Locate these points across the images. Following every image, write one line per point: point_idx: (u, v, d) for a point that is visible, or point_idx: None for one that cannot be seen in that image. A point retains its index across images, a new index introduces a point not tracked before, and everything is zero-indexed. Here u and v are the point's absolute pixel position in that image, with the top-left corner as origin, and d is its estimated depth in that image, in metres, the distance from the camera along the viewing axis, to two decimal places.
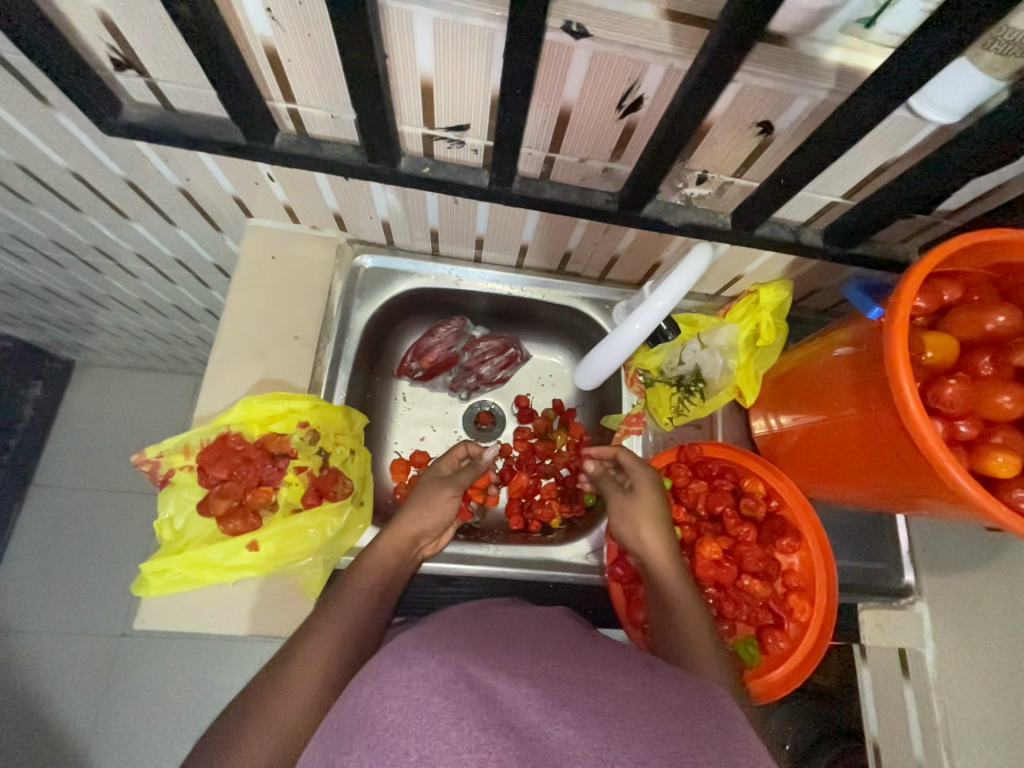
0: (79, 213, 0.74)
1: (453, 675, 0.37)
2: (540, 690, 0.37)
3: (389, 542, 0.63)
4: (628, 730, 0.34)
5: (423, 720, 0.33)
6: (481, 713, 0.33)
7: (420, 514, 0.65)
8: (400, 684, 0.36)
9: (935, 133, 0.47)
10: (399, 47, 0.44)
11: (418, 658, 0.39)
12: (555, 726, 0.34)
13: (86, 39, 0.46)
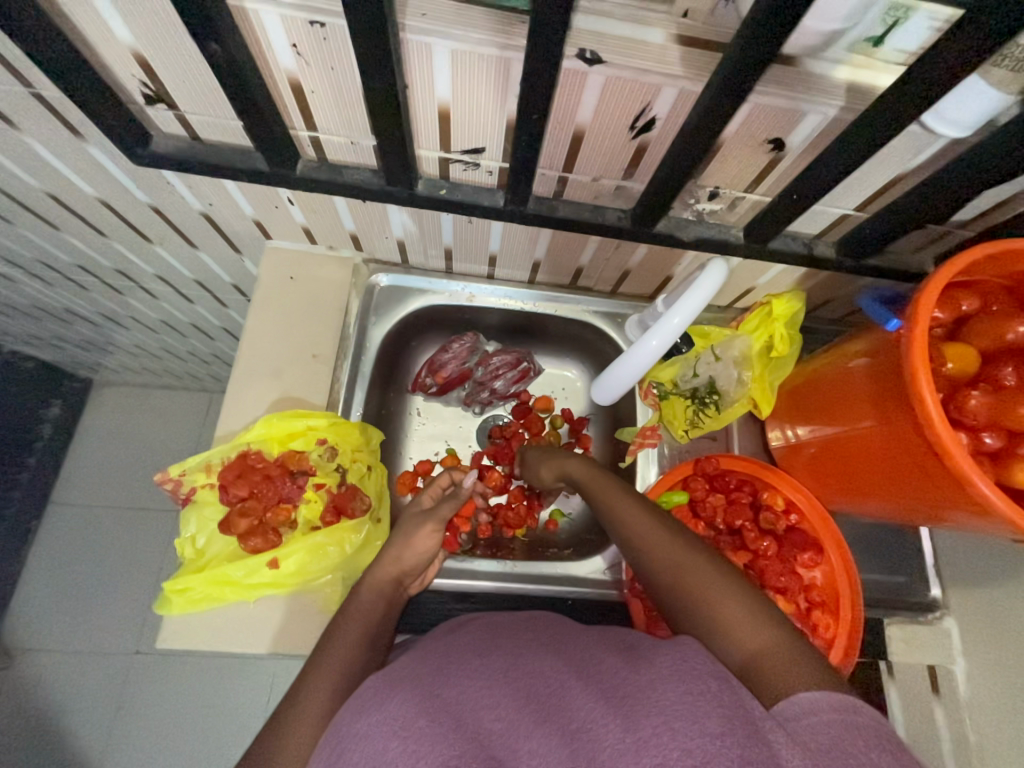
0: (105, 238, 0.76)
1: (421, 708, 0.38)
2: (516, 703, 0.37)
3: (372, 580, 0.60)
4: (611, 732, 0.35)
5: (380, 766, 0.35)
6: (441, 747, 0.35)
7: (400, 552, 0.61)
8: (367, 730, 0.37)
9: (947, 146, 0.48)
10: (418, 77, 0.45)
11: (381, 701, 0.40)
12: (528, 739, 0.34)
13: (119, 76, 0.48)
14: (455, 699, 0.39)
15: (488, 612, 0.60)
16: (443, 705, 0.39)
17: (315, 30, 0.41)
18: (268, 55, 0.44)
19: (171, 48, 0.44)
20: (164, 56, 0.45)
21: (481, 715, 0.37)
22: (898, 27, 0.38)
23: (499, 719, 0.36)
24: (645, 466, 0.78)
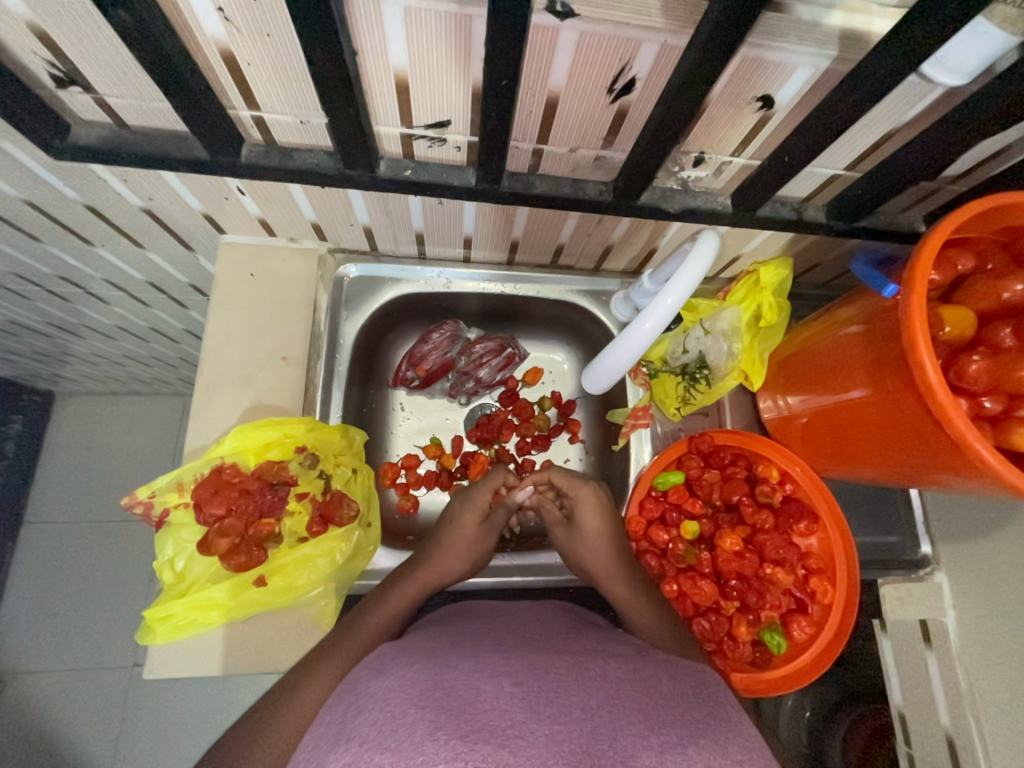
0: (38, 243, 0.69)
1: (430, 683, 0.36)
2: (523, 687, 0.36)
3: (414, 585, 0.59)
4: (615, 723, 0.35)
5: (400, 733, 0.32)
6: (458, 722, 0.33)
7: (450, 557, 0.61)
8: (381, 695, 0.36)
9: (943, 96, 0.45)
10: (368, 42, 0.40)
11: (397, 668, 0.39)
12: (539, 724, 0.33)
13: (19, 56, 0.41)
14: (463, 677, 0.37)
15: (487, 606, 0.59)
16: (455, 681, 0.37)
17: None
18: (191, 23, 0.38)
19: (74, 19, 0.37)
20: (68, 29, 0.39)
21: (492, 697, 0.35)
22: None
23: (508, 702, 0.35)
24: (639, 447, 0.76)
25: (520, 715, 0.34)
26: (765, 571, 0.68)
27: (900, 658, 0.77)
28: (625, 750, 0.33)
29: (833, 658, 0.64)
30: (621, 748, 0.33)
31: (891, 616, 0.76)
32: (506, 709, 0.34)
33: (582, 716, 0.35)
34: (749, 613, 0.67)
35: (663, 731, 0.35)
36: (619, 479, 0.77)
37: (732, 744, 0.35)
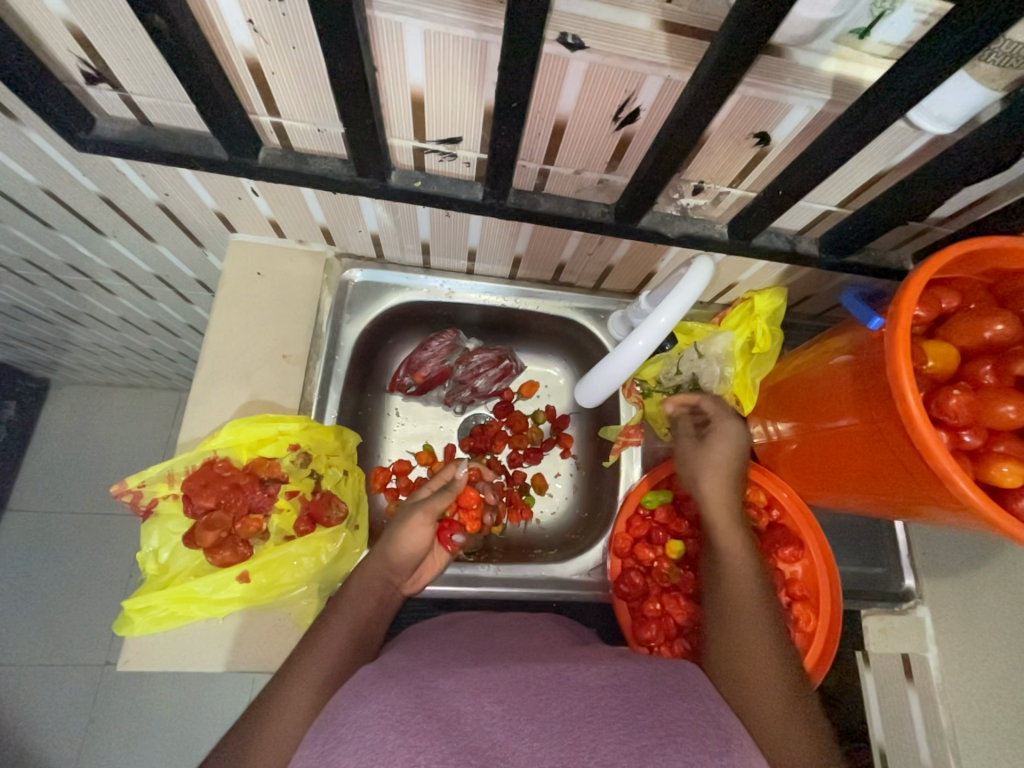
0: (52, 231, 0.71)
1: (412, 705, 0.35)
2: (504, 704, 0.36)
3: (362, 580, 0.56)
4: (596, 733, 0.34)
5: (380, 760, 0.32)
6: (439, 743, 0.33)
7: (390, 547, 0.58)
8: (362, 722, 0.35)
9: (930, 143, 0.47)
10: (389, 60, 0.42)
11: (378, 691, 0.37)
12: (520, 743, 0.34)
13: (54, 52, 0.43)
14: (445, 696, 0.37)
15: (470, 616, 0.59)
16: (436, 701, 0.36)
17: (273, 4, 0.37)
18: (222, 31, 0.40)
19: (111, 21, 0.39)
20: (105, 31, 0.41)
21: (475, 714, 0.35)
22: (885, 18, 0.37)
23: (490, 723, 0.35)
24: (630, 464, 0.77)
25: (502, 735, 0.34)
26: None
27: (881, 694, 0.74)
28: (605, 757, 0.33)
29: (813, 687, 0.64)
30: (601, 756, 0.33)
31: (874, 648, 0.74)
32: (487, 730, 0.34)
33: (562, 730, 0.35)
34: None
35: (641, 734, 0.34)
36: (607, 496, 0.78)
37: (709, 736, 0.35)
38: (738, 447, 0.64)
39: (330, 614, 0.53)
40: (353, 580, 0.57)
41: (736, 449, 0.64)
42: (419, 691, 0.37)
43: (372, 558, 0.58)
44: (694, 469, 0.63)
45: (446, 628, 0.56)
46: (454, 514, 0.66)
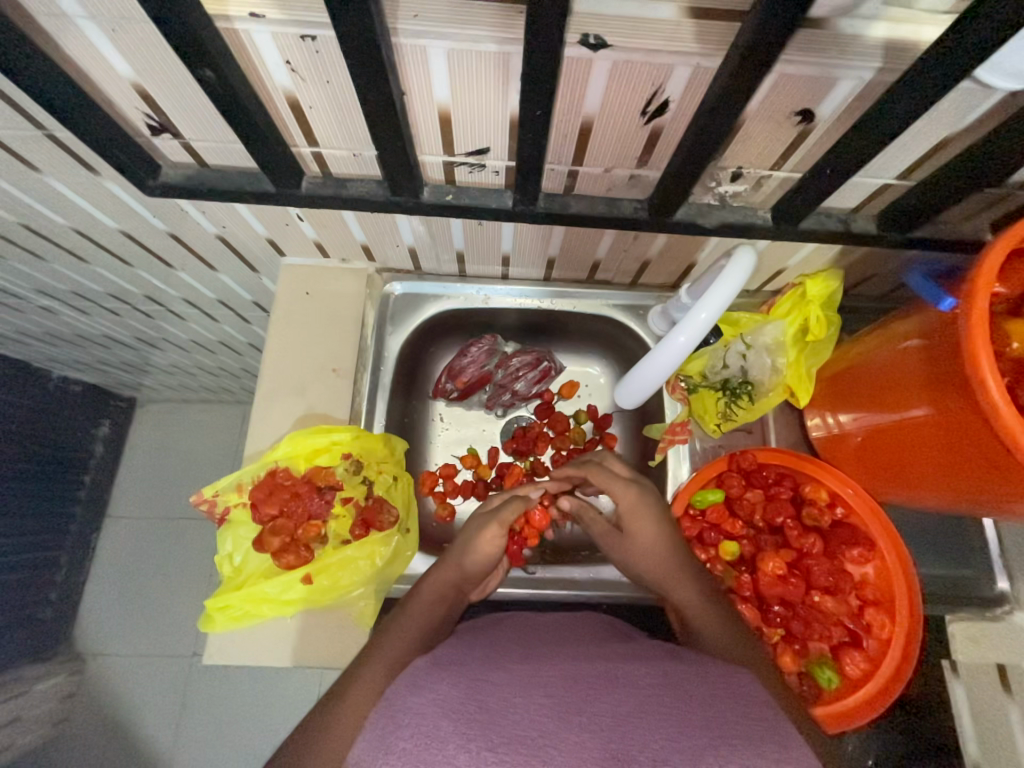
0: (130, 267, 0.79)
1: (465, 696, 0.36)
2: (554, 698, 0.36)
3: (431, 586, 0.59)
4: (646, 728, 0.34)
5: (435, 747, 0.32)
6: (489, 733, 0.33)
7: (464, 557, 0.60)
8: (416, 708, 0.35)
9: (1004, 101, 0.43)
10: (416, 81, 0.43)
11: (429, 682, 0.38)
12: (570, 732, 0.34)
13: (125, 110, 0.48)
14: (497, 689, 0.37)
15: (520, 617, 0.60)
16: (486, 693, 0.37)
17: (307, 43, 0.40)
18: (264, 75, 0.43)
19: (169, 77, 0.43)
20: (164, 87, 0.45)
21: (524, 709, 0.35)
22: None
23: (539, 714, 0.35)
24: (677, 463, 0.75)
25: (551, 725, 0.34)
26: (812, 598, 0.64)
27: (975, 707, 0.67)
28: (656, 753, 0.33)
29: (892, 698, 0.60)
30: (651, 753, 0.33)
31: (961, 656, 0.68)
32: (537, 719, 0.35)
33: (612, 724, 0.35)
34: (794, 642, 0.64)
35: (694, 733, 0.34)
36: (655, 495, 0.76)
37: (767, 741, 0.34)
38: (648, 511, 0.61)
39: (394, 622, 0.55)
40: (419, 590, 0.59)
41: (649, 513, 0.61)
42: (473, 684, 0.38)
43: (444, 566, 0.60)
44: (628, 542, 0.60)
45: (496, 625, 0.57)
46: (518, 528, 0.66)
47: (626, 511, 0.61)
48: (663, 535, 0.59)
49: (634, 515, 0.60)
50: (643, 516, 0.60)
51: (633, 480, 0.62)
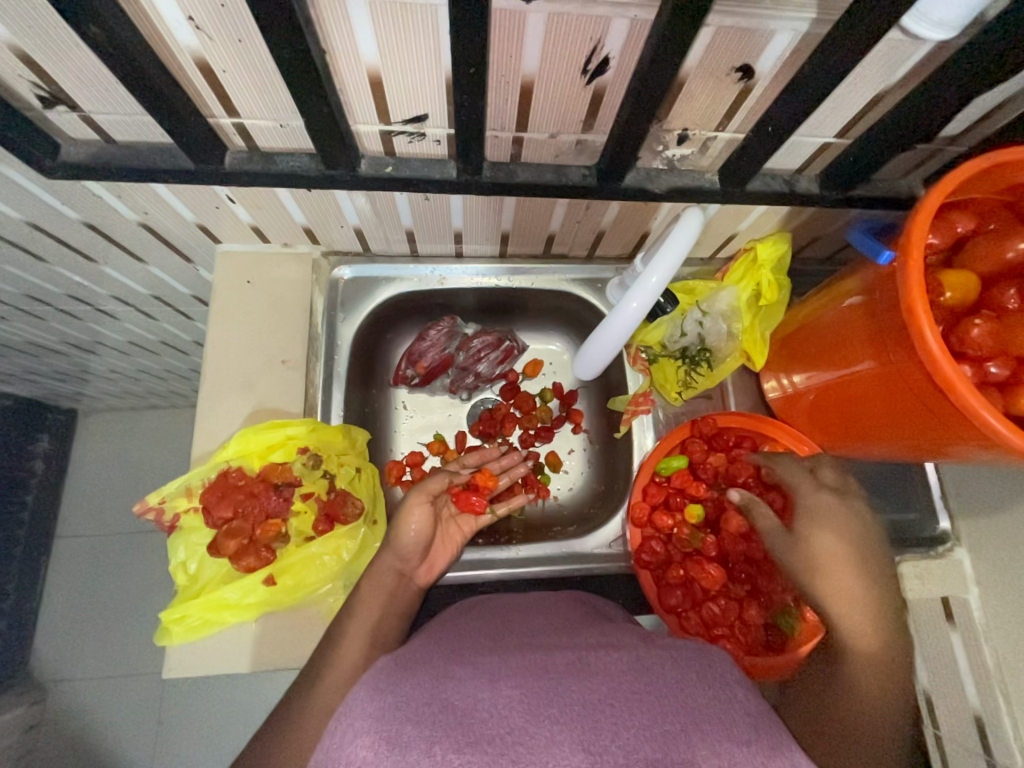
0: (46, 264, 0.72)
1: (426, 697, 0.35)
2: (521, 689, 0.36)
3: (371, 579, 0.57)
4: (616, 717, 0.34)
5: (396, 753, 0.31)
6: (455, 735, 0.33)
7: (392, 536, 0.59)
8: (376, 715, 0.34)
9: (932, 52, 0.43)
10: (339, 40, 0.40)
11: (391, 685, 0.37)
12: (539, 727, 0.34)
13: (8, 79, 0.43)
14: (460, 686, 0.37)
15: (497, 603, 0.59)
16: (451, 691, 0.36)
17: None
18: (165, 34, 0.39)
19: (50, 36, 0.38)
20: (47, 50, 0.40)
21: (490, 704, 0.35)
22: None
23: (507, 708, 0.34)
24: (641, 433, 0.76)
25: (520, 720, 0.34)
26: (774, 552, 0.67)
27: (923, 640, 0.74)
28: (626, 744, 0.33)
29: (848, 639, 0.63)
30: (623, 743, 0.33)
31: (912, 594, 0.72)
32: (504, 714, 0.34)
33: (582, 713, 0.34)
34: (759, 595, 0.67)
35: (665, 720, 0.34)
36: (622, 467, 0.77)
37: (737, 725, 0.34)
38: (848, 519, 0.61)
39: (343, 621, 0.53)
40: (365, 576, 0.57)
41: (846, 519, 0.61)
42: (439, 681, 0.37)
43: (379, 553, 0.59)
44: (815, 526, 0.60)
45: (472, 614, 0.56)
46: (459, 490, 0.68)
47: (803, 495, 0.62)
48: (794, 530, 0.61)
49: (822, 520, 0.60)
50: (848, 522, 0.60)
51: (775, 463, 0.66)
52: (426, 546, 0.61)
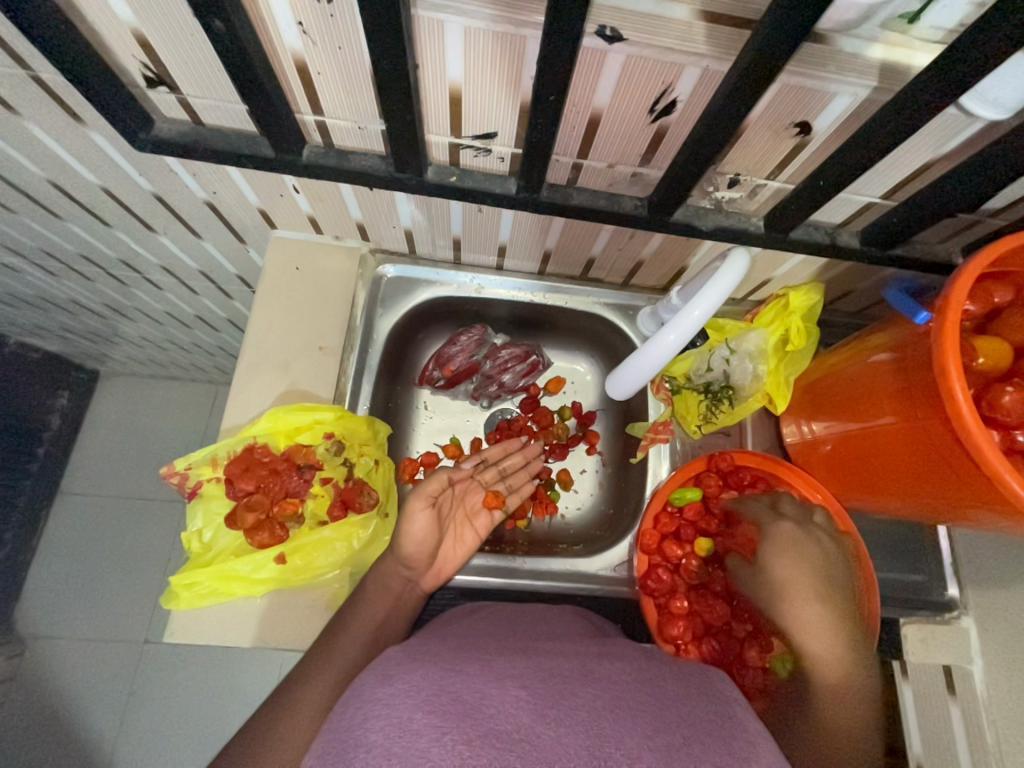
0: (108, 228, 0.75)
1: (435, 688, 0.35)
2: (529, 692, 0.36)
3: (374, 576, 0.60)
4: (621, 726, 0.35)
5: (407, 739, 0.31)
6: (464, 727, 0.33)
7: (401, 541, 0.60)
8: (387, 700, 0.34)
9: (984, 130, 0.45)
10: (429, 56, 0.43)
11: (402, 673, 0.37)
12: (547, 728, 0.34)
13: (121, 57, 0.47)
14: (468, 681, 0.37)
15: (501, 610, 0.59)
16: (459, 684, 0.36)
17: (321, 5, 0.39)
18: (274, 34, 0.42)
19: (170, 23, 0.42)
20: (164, 35, 0.43)
21: (498, 702, 0.35)
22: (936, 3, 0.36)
23: (515, 708, 0.35)
24: (657, 462, 0.76)
25: (526, 719, 0.34)
26: None
27: (919, 707, 0.71)
28: (631, 752, 0.33)
29: None
30: (627, 751, 0.33)
31: (912, 658, 0.71)
32: (512, 713, 0.34)
33: (587, 722, 0.35)
34: None
35: (668, 731, 0.35)
36: (634, 492, 0.77)
37: (736, 741, 0.35)
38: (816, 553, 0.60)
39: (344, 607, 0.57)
40: (368, 582, 0.59)
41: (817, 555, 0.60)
42: (449, 673, 0.37)
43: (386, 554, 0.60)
44: (786, 545, 0.60)
45: (476, 616, 0.56)
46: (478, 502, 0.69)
47: (789, 537, 0.61)
48: (823, 589, 0.57)
49: (793, 546, 0.60)
50: (808, 550, 0.60)
51: (802, 523, 0.63)
52: (429, 550, 0.61)
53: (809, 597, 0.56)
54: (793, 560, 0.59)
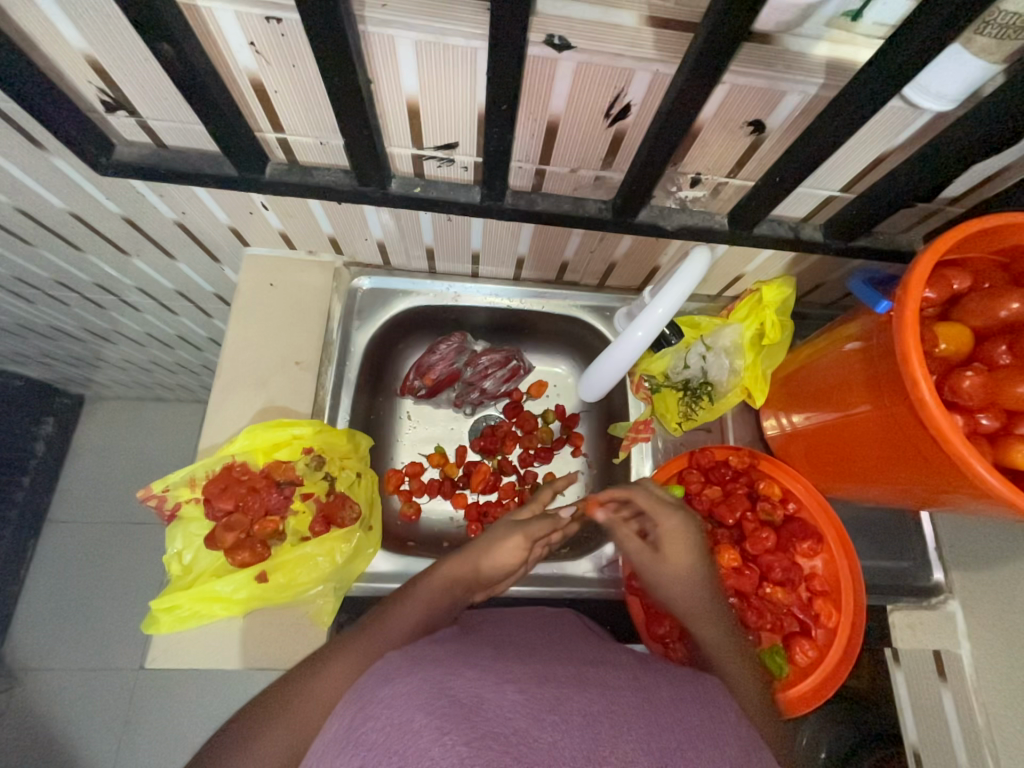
0: (80, 253, 0.75)
1: (435, 689, 0.34)
2: (526, 694, 0.35)
3: (451, 578, 0.56)
4: (605, 723, 0.35)
5: (406, 741, 0.30)
6: (463, 727, 0.31)
7: (485, 557, 0.58)
8: (385, 702, 0.33)
9: (932, 121, 0.46)
10: (383, 71, 0.44)
11: (378, 680, 0.36)
12: (542, 729, 0.32)
13: (77, 84, 0.47)
14: (467, 684, 0.35)
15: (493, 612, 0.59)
16: (458, 687, 0.35)
17: (271, 26, 0.39)
18: (227, 55, 0.42)
19: (122, 49, 0.42)
20: (117, 61, 0.43)
21: (496, 704, 0.34)
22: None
23: (512, 709, 0.33)
24: (640, 461, 0.77)
25: (525, 722, 0.33)
26: (765, 589, 0.67)
27: (913, 691, 0.71)
28: (625, 753, 0.33)
29: (837, 684, 0.63)
30: (621, 752, 0.33)
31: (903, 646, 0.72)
32: (509, 715, 0.33)
33: (571, 720, 0.34)
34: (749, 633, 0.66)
35: (662, 735, 0.35)
36: None
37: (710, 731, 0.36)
38: (693, 550, 0.58)
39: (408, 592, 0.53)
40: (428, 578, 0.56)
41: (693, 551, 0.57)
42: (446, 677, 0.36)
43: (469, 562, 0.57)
44: (664, 537, 0.58)
45: (464, 621, 0.56)
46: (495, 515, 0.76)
47: (666, 529, 0.59)
48: (695, 580, 0.56)
49: (670, 536, 0.58)
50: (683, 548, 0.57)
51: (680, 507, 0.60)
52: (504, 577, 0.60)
53: (689, 567, 0.56)
54: (675, 551, 0.57)
